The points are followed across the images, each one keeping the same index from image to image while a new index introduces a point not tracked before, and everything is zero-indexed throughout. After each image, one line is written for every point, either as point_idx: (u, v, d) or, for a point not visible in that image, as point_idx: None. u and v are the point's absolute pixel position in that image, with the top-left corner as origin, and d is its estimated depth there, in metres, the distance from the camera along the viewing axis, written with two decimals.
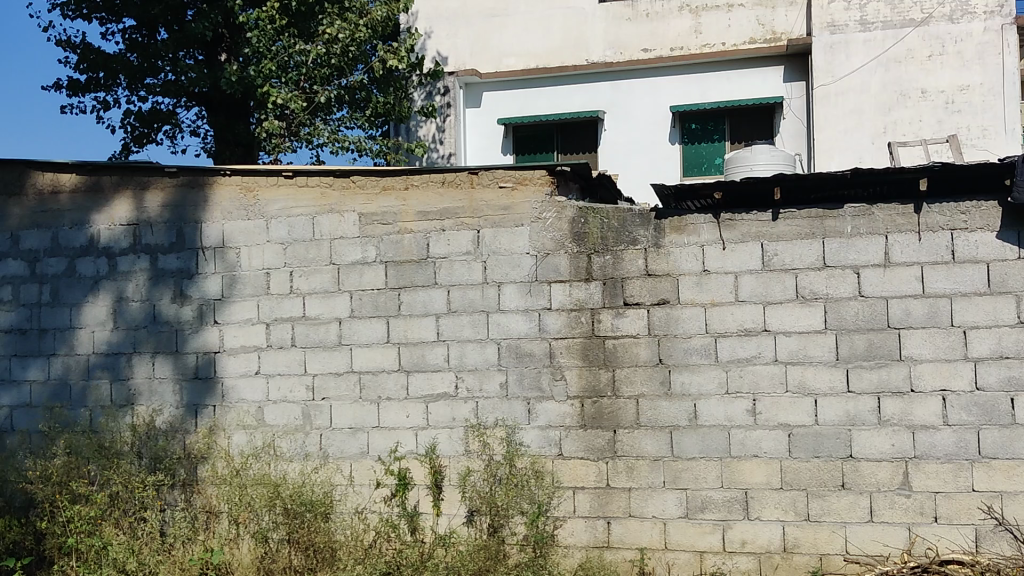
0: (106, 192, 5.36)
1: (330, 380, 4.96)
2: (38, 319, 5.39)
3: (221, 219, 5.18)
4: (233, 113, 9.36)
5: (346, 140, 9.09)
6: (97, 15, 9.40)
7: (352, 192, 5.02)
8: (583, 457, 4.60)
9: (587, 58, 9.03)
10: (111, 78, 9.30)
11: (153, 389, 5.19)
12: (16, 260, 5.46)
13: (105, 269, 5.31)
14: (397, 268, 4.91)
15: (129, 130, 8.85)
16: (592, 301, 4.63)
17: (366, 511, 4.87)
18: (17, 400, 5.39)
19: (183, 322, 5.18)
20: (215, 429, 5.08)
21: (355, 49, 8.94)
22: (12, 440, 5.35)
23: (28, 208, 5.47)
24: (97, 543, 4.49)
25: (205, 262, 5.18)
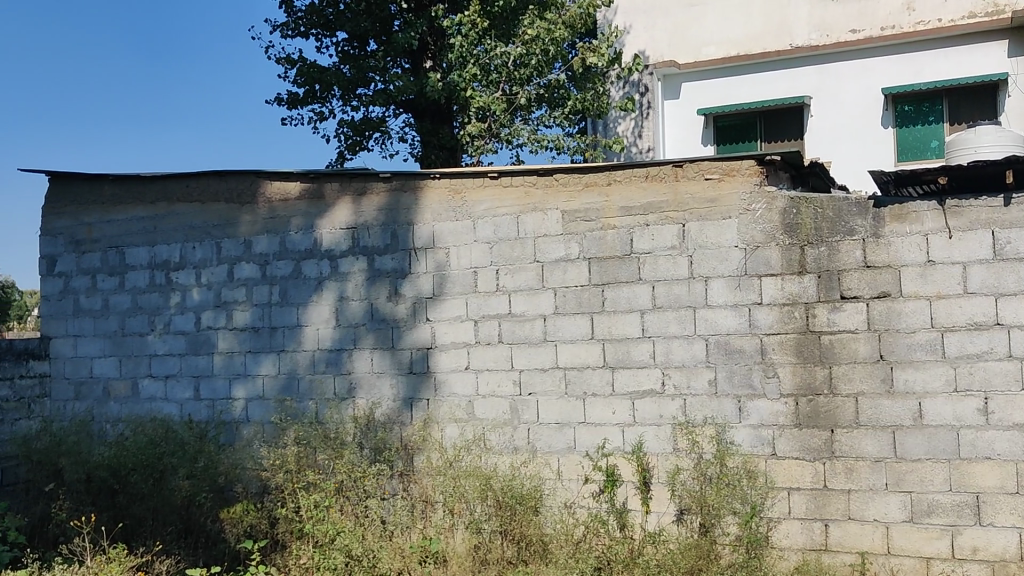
0: (327, 198, 5.66)
1: (537, 375, 5.02)
2: (270, 317, 5.75)
3: (431, 220, 5.35)
4: (437, 117, 9.69)
5: (546, 138, 9.19)
6: (312, 32, 9.96)
7: (555, 190, 5.05)
8: (798, 457, 4.44)
9: (790, 43, 8.72)
10: (326, 91, 9.83)
11: (372, 384, 5.43)
12: (249, 263, 5.84)
13: (327, 270, 5.61)
14: (601, 264, 4.91)
15: (343, 138, 9.32)
16: (807, 295, 4.45)
17: (575, 506, 4.89)
18: (251, 393, 5.76)
19: (399, 319, 5.39)
20: (429, 423, 5.25)
21: (554, 48, 9.04)
22: (247, 430, 5.73)
23: (259, 215, 5.84)
24: (331, 529, 4.49)
25: (417, 262, 5.37)
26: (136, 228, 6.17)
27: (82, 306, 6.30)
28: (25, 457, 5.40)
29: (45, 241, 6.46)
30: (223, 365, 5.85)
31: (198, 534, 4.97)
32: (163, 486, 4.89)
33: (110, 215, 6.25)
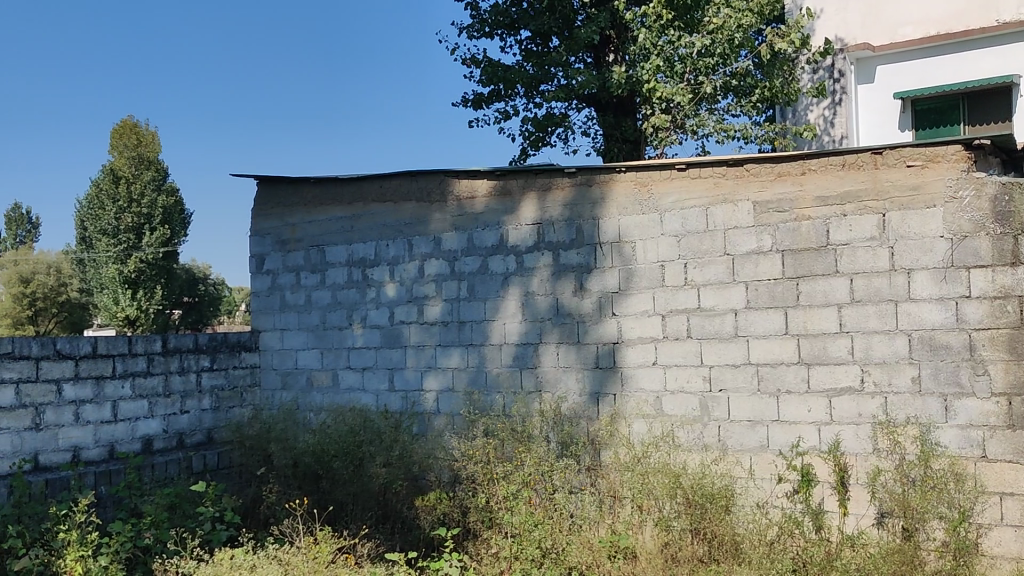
0: (513, 195, 5.74)
1: (728, 371, 4.93)
2: (458, 312, 5.91)
3: (617, 215, 5.35)
4: (621, 109, 9.83)
5: (732, 128, 9.00)
6: (496, 32, 10.17)
7: (746, 180, 4.94)
8: (1012, 461, 4.11)
9: (998, 19, 8.15)
10: (510, 89, 10.01)
11: (559, 377, 5.49)
12: (439, 259, 6.02)
13: (513, 265, 5.71)
14: (795, 257, 4.76)
15: (527, 135, 9.45)
16: (1022, 287, 4.10)
17: (768, 505, 4.76)
18: (442, 385, 5.93)
19: (584, 314, 5.42)
20: (616, 418, 5.24)
21: (741, 35, 8.79)
22: (438, 421, 5.92)
23: (449, 213, 6.00)
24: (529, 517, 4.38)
25: (603, 257, 5.38)
26: (335, 228, 6.48)
27: (287, 302, 6.68)
28: (238, 442, 5.79)
29: (254, 241, 6.88)
30: (415, 358, 6.06)
31: (394, 521, 5.12)
32: (362, 473, 5.08)
33: (312, 216, 6.59)
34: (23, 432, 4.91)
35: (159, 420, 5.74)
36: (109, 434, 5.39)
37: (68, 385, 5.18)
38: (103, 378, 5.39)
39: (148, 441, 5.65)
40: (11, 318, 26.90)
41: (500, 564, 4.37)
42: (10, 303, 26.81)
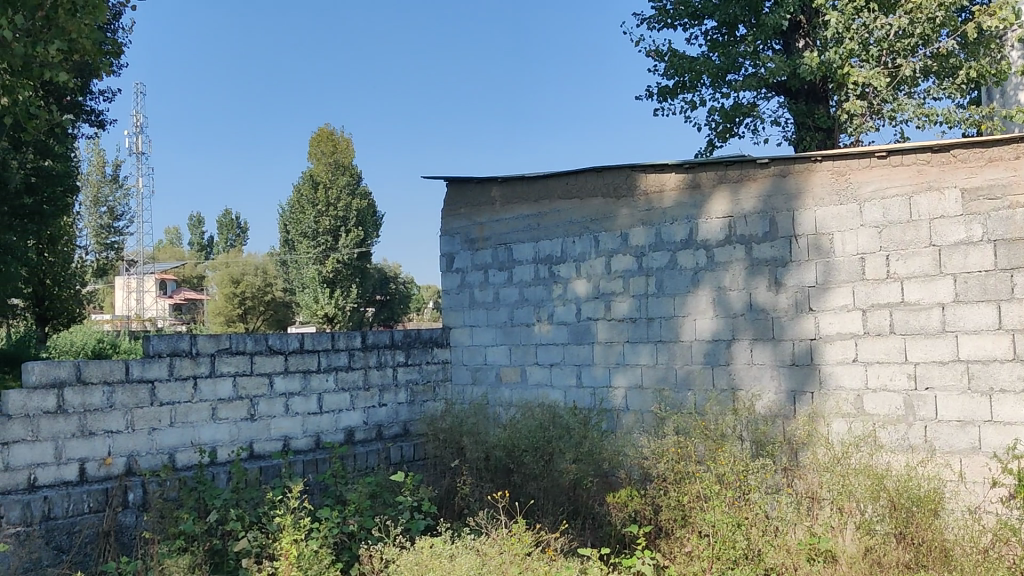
0: (703, 188, 5.66)
1: (934, 368, 4.67)
2: (647, 308, 5.89)
3: (813, 206, 5.17)
4: (813, 96, 9.57)
5: (934, 112, 8.53)
6: (681, 22, 10.12)
7: (953, 166, 4.67)
8: None
9: None
10: (696, 80, 9.91)
11: (753, 375, 5.37)
12: (627, 255, 6.01)
13: (704, 260, 5.63)
14: (1009, 247, 4.45)
15: (715, 127, 9.34)
16: None
17: (982, 510, 4.49)
18: (631, 382, 5.92)
19: (779, 310, 5.28)
20: (815, 417, 5.06)
21: (942, 14, 8.28)
22: (627, 418, 5.92)
23: (637, 209, 5.96)
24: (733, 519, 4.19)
25: (799, 251, 5.22)
26: (522, 225, 6.57)
27: (476, 299, 6.84)
28: (433, 435, 5.98)
29: (444, 240, 7.07)
30: (603, 354, 6.08)
31: (585, 517, 5.11)
32: (552, 468, 5.14)
33: (499, 215, 6.72)
34: (239, 422, 5.28)
35: (360, 413, 6.01)
36: (315, 425, 5.70)
37: (279, 378, 5.51)
38: (310, 372, 5.70)
39: (350, 432, 5.93)
40: (224, 317, 28.94)
41: (700, 564, 4.24)
42: (223, 302, 28.89)
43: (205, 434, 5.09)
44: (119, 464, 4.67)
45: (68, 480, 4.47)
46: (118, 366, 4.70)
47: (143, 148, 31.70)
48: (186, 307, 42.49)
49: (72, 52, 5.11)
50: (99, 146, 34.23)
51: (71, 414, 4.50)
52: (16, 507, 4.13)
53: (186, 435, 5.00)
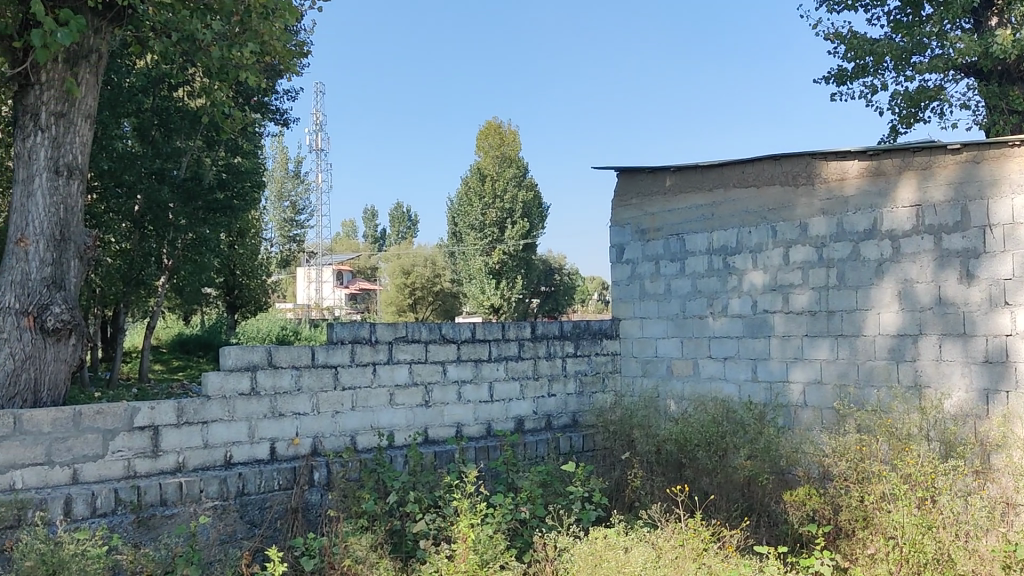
0: (888, 176, 5.42)
1: None
2: (828, 300, 5.70)
3: (1011, 193, 4.82)
4: (1007, 77, 9.00)
5: None
6: (862, 3, 9.74)
7: None
8: None
9: None
10: (878, 63, 9.52)
11: (943, 373, 5.10)
12: (806, 246, 5.84)
13: (889, 252, 5.39)
14: None
15: (898, 112, 8.95)
16: None
17: None
18: (810, 377, 5.75)
19: (972, 305, 4.98)
20: (1010, 418, 4.73)
21: None
22: (806, 414, 5.77)
23: (816, 199, 5.78)
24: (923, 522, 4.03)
25: (994, 241, 4.89)
26: (694, 216, 6.47)
27: (647, 290, 6.80)
28: (603, 426, 6.01)
29: (615, 231, 7.06)
30: (780, 349, 5.94)
31: (761, 515, 4.95)
32: (727, 463, 5.05)
33: (671, 205, 6.63)
34: (415, 408, 5.45)
35: (530, 402, 6.09)
36: (487, 413, 5.82)
37: (452, 366, 5.65)
38: (482, 361, 5.82)
39: (521, 421, 6.02)
40: (396, 307, 30.27)
41: (886, 566, 4.07)
42: (394, 292, 30.14)
43: (384, 419, 5.30)
44: (306, 444, 4.95)
45: (260, 458, 4.77)
46: (306, 352, 4.97)
47: (322, 145, 33.22)
48: (359, 297, 44.23)
49: (264, 54, 5.41)
50: (282, 143, 36.10)
51: (263, 395, 4.80)
52: (214, 482, 4.45)
53: (366, 419, 5.21)
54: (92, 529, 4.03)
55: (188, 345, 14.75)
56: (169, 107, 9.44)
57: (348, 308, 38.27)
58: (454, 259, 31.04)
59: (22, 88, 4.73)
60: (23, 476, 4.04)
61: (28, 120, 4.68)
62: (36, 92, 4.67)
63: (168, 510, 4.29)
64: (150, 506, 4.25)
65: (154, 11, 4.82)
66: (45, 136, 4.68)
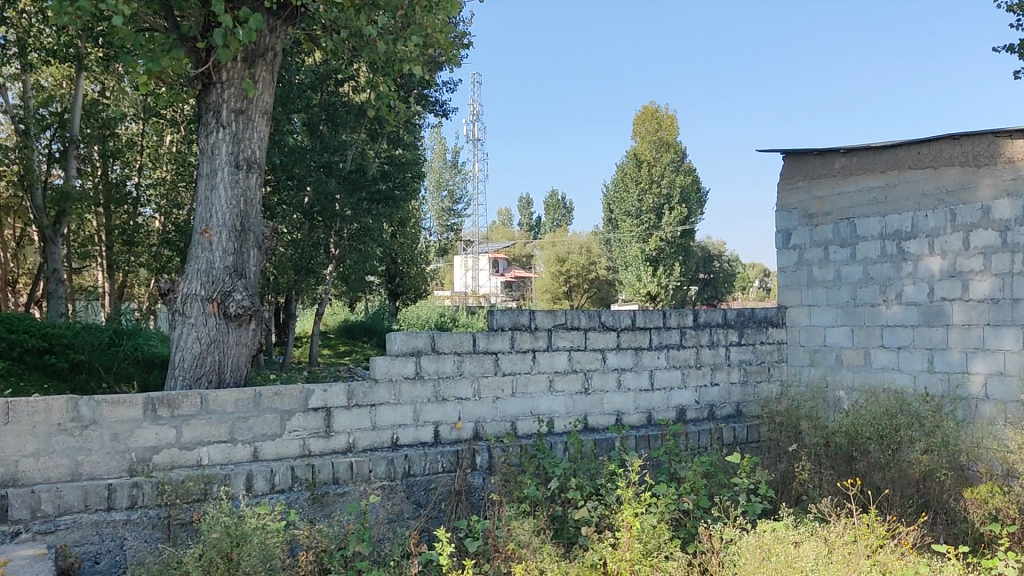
0: None
1: None
2: (1011, 288, 5.33)
3: None
4: None
5: None
6: None
7: None
8: None
9: None
10: None
11: None
12: (988, 230, 5.47)
13: None
14: None
15: None
16: None
17: None
18: (992, 368, 5.44)
19: None
20: None
21: None
22: (987, 408, 5.46)
23: (999, 179, 5.40)
24: None
25: None
26: (866, 199, 6.21)
27: (815, 277, 6.59)
28: (769, 418, 5.89)
29: (781, 216, 6.87)
30: (959, 338, 5.63)
31: (937, 512, 4.76)
32: (900, 457, 4.91)
33: (841, 187, 6.39)
34: (575, 395, 5.48)
35: (692, 392, 6.01)
36: (647, 402, 5.78)
37: (612, 354, 5.64)
38: (642, 349, 5.78)
39: (683, 410, 5.96)
40: (551, 294, 30.60)
41: None
42: (552, 280, 30.47)
43: (544, 405, 5.35)
44: (469, 429, 5.05)
45: (425, 441, 4.91)
46: (467, 338, 5.06)
47: (480, 135, 33.75)
48: (515, 285, 44.81)
49: (427, 46, 5.56)
50: (441, 135, 36.97)
51: (427, 380, 4.92)
52: (382, 462, 4.62)
53: (527, 406, 5.28)
54: (271, 504, 4.29)
55: (354, 331, 15.34)
56: (335, 103, 9.97)
57: (507, 295, 38.93)
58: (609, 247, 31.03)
59: (205, 87, 5.02)
60: (209, 452, 4.32)
61: (211, 117, 4.97)
62: (218, 90, 4.95)
63: (340, 488, 4.49)
64: (323, 485, 4.46)
65: (324, 10, 4.92)
66: (226, 133, 4.95)
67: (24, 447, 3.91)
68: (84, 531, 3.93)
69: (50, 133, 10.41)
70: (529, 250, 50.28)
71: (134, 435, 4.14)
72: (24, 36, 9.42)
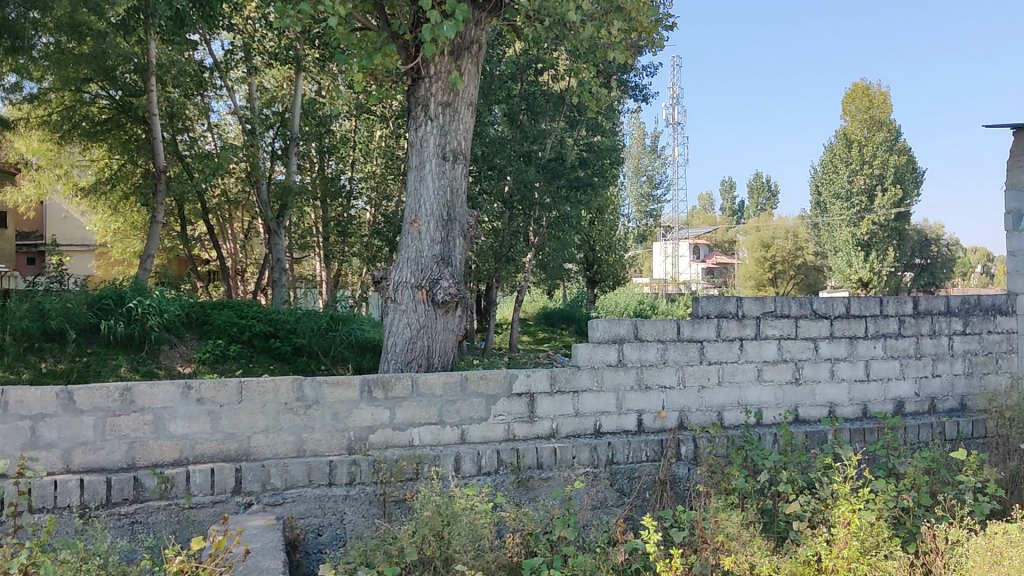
0: None
1: None
2: None
3: None
4: None
5: None
6: None
7: None
8: None
9: None
10: None
11: None
12: None
13: None
14: None
15: None
16: None
17: None
18: None
19: None
20: None
21: None
22: None
23: None
24: None
25: None
26: None
27: None
28: (997, 413, 5.49)
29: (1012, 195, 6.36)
30: None
31: None
32: None
33: None
34: (785, 385, 5.30)
35: (911, 383, 5.69)
36: (862, 394, 5.52)
37: (824, 343, 5.42)
38: (856, 338, 5.52)
39: (900, 403, 5.65)
40: (755, 280, 29.90)
41: None
42: (755, 266, 29.67)
43: (752, 396, 5.21)
44: (673, 418, 5.00)
45: (628, 429, 4.90)
46: (671, 326, 5.00)
47: (680, 119, 33.22)
48: (716, 272, 43.96)
49: (630, 31, 5.53)
50: (640, 120, 36.71)
51: (629, 367, 4.90)
52: (586, 449, 4.65)
53: (733, 395, 5.16)
54: (479, 486, 4.42)
55: (554, 318, 15.53)
56: (535, 92, 10.16)
57: (707, 282, 38.27)
58: (816, 232, 29.89)
59: (414, 82, 5.21)
60: (421, 434, 4.48)
61: (420, 110, 5.16)
62: (426, 84, 5.12)
63: (545, 473, 4.56)
64: (528, 469, 4.54)
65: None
66: (433, 125, 5.12)
67: (255, 424, 4.21)
68: (309, 504, 4.20)
69: (273, 132, 11.13)
70: (731, 236, 49.30)
71: (352, 415, 4.36)
72: (250, 41, 10.13)
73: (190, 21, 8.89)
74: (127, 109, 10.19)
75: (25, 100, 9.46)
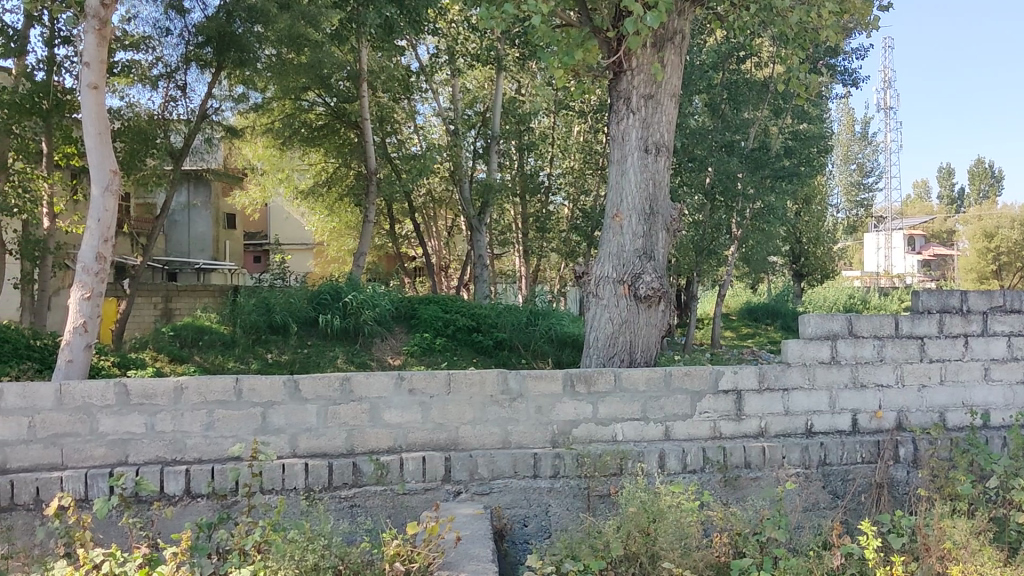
0: None
1: None
2: None
3: None
4: None
5: None
6: None
7: None
8: None
9: None
10: None
11: None
12: None
13: None
14: None
15: None
16: None
17: None
18: None
19: None
20: None
21: None
22: None
23: None
24: None
25: None
26: None
27: None
28: None
29: None
30: None
31: None
32: None
33: None
34: (1015, 386, 4.92)
35: None
36: None
37: None
38: None
39: None
40: (977, 273, 27.99)
41: None
42: (977, 257, 27.97)
43: (978, 396, 4.87)
44: (891, 418, 4.75)
45: (842, 429, 4.69)
46: (888, 321, 4.76)
47: (892, 103, 31.50)
48: (932, 264, 41.41)
49: (842, 12, 5.30)
50: (849, 107, 35.09)
51: (843, 364, 4.70)
52: (796, 449, 4.49)
53: (957, 395, 4.84)
54: (684, 484, 4.35)
55: (757, 313, 15.11)
56: (737, 81, 9.99)
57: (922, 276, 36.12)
58: None
59: (616, 76, 5.21)
60: (624, 429, 4.47)
61: (622, 104, 5.15)
62: (628, 77, 5.11)
63: (753, 472, 4.44)
64: (735, 468, 4.43)
65: None
66: (635, 118, 5.09)
67: (463, 415, 4.34)
68: (514, 495, 4.28)
69: (474, 132, 11.44)
70: (950, 226, 46.32)
71: (555, 408, 4.41)
72: (453, 44, 10.45)
73: (399, 28, 9.34)
74: (342, 114, 10.82)
75: (252, 110, 10.05)
